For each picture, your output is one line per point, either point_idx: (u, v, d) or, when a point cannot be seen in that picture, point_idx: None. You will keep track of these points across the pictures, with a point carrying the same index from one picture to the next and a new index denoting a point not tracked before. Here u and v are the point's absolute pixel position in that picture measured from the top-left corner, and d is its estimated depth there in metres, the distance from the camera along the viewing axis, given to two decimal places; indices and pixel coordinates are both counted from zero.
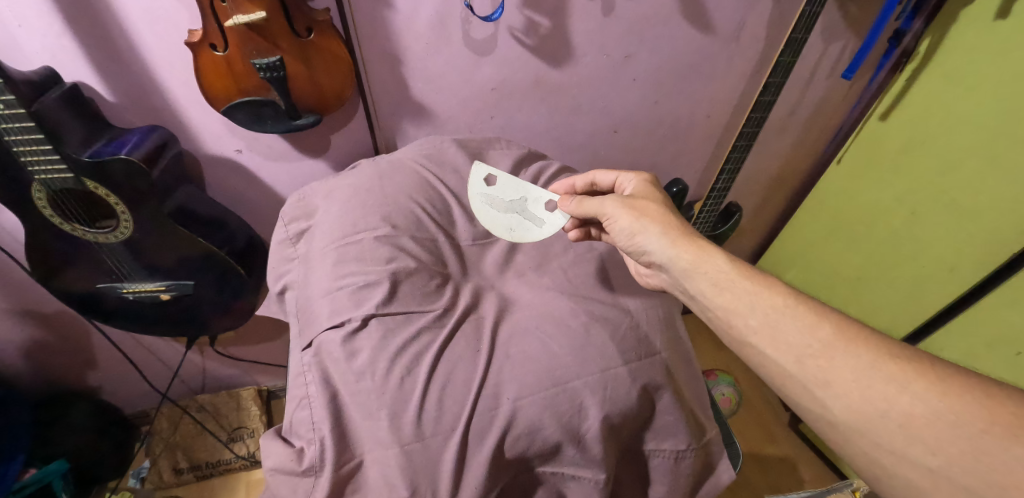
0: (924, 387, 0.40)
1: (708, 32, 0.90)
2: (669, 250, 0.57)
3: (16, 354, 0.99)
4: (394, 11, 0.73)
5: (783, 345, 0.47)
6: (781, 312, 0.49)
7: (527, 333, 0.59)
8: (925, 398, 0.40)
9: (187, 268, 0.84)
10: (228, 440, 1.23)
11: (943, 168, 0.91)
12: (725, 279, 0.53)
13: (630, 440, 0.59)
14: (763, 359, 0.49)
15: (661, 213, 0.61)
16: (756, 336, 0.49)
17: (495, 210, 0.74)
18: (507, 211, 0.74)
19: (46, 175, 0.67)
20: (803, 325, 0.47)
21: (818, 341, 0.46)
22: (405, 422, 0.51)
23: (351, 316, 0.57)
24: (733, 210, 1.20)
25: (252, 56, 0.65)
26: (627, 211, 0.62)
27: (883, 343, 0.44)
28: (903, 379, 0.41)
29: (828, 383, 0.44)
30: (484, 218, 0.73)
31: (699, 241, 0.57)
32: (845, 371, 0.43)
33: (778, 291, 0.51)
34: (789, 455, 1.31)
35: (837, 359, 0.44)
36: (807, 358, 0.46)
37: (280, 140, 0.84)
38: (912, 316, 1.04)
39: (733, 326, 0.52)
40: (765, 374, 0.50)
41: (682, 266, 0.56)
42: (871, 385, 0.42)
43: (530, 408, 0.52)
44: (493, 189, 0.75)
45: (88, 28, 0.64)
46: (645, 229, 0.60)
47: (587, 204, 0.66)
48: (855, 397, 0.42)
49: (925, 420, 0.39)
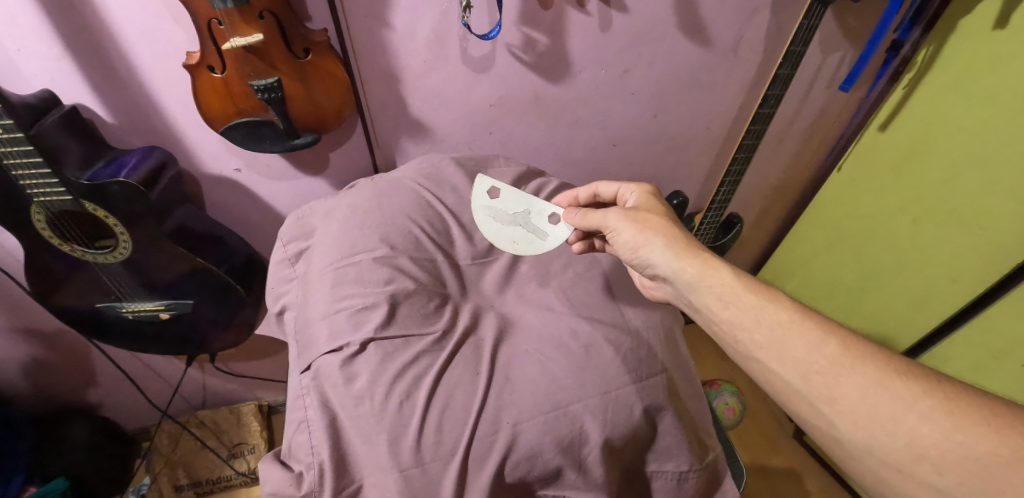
0: (931, 405, 0.40)
1: (706, 46, 0.89)
2: (672, 264, 0.57)
3: (16, 372, 0.99)
4: (392, 30, 0.74)
5: (788, 361, 0.47)
6: (786, 328, 0.48)
7: (528, 355, 0.59)
8: (933, 417, 0.39)
9: (185, 287, 0.83)
10: (228, 457, 1.22)
11: (945, 176, 0.90)
12: (731, 293, 0.52)
13: (632, 462, 0.58)
14: (768, 375, 0.49)
15: (664, 226, 0.60)
16: (762, 351, 0.49)
17: (497, 223, 0.72)
18: (510, 224, 0.72)
19: (45, 198, 0.67)
20: (808, 341, 0.47)
21: (825, 357, 0.45)
22: (404, 447, 0.50)
23: (350, 340, 0.57)
24: (733, 221, 1.20)
25: (250, 77, 0.65)
26: (630, 223, 0.61)
27: (889, 360, 0.44)
28: (910, 397, 0.41)
29: (834, 401, 0.43)
30: (485, 230, 0.72)
31: (703, 255, 0.57)
32: (851, 389, 0.43)
33: (783, 306, 0.50)
34: (793, 467, 1.29)
35: (842, 376, 0.43)
36: (813, 375, 0.45)
37: (279, 160, 0.84)
38: (917, 327, 1.03)
39: (738, 341, 0.51)
40: (771, 390, 0.49)
41: (687, 279, 0.56)
42: (878, 404, 0.41)
43: (531, 432, 0.52)
44: (497, 201, 0.74)
45: (88, 52, 0.64)
46: (648, 242, 0.59)
47: (591, 216, 0.65)
48: (861, 416, 0.42)
49: (933, 440, 0.39)
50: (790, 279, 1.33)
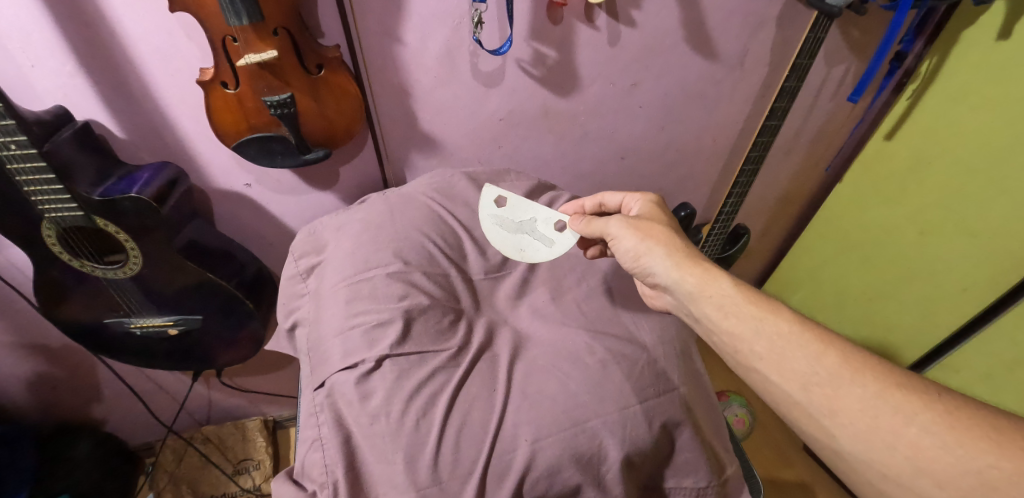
0: (932, 418, 0.39)
1: (714, 60, 0.90)
2: (673, 273, 0.57)
3: (21, 389, 0.98)
4: (403, 46, 0.74)
5: (789, 372, 0.46)
6: (788, 339, 0.48)
7: (544, 371, 0.59)
8: (933, 430, 0.39)
9: (194, 302, 0.83)
10: (234, 473, 1.22)
11: (952, 187, 0.90)
12: (731, 304, 0.52)
13: (650, 477, 0.57)
14: (767, 386, 0.48)
15: (666, 235, 0.60)
16: (762, 362, 0.48)
17: (504, 231, 0.73)
18: (517, 232, 0.73)
19: (56, 213, 0.66)
20: (809, 352, 0.46)
21: (825, 369, 0.45)
22: (422, 465, 0.49)
23: (364, 358, 0.56)
24: (741, 232, 1.20)
25: (264, 93, 0.65)
26: (632, 232, 0.61)
27: (891, 372, 0.43)
28: (910, 410, 0.40)
29: (834, 412, 0.43)
30: (493, 238, 0.73)
31: (705, 264, 0.56)
32: (852, 400, 0.42)
33: (785, 317, 0.50)
34: (805, 480, 1.28)
35: (843, 388, 0.43)
36: (813, 386, 0.44)
37: (289, 175, 0.84)
38: (928, 337, 1.03)
39: (739, 351, 0.50)
40: (771, 400, 0.49)
41: (688, 289, 0.56)
42: (878, 416, 0.41)
43: (550, 449, 0.51)
44: (503, 210, 0.75)
45: (102, 69, 0.64)
46: (649, 251, 0.59)
47: (594, 223, 0.66)
48: (861, 428, 0.41)
49: (933, 453, 0.38)
50: (797, 289, 1.33)
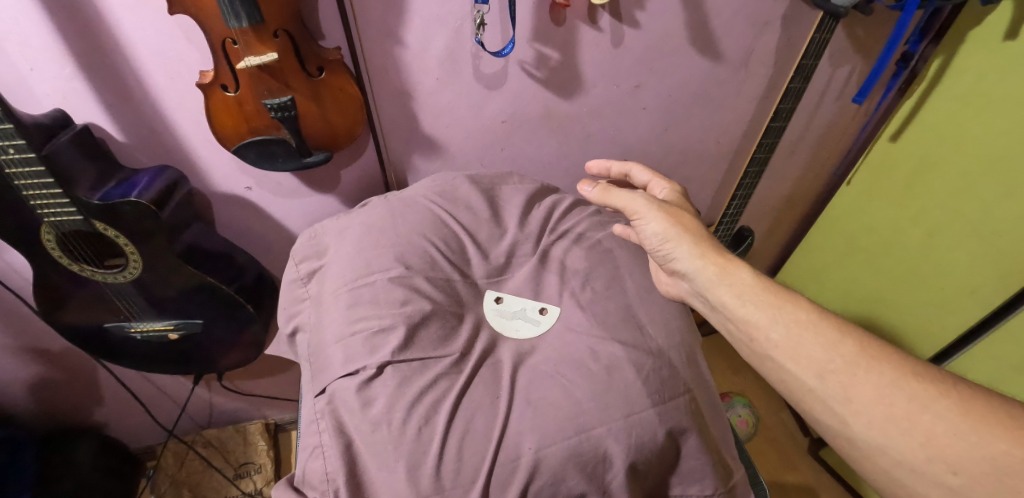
0: (947, 406, 0.40)
1: (719, 61, 0.89)
2: (695, 261, 0.56)
3: (21, 393, 0.98)
4: (405, 47, 0.73)
5: (804, 360, 0.47)
6: (804, 327, 0.48)
7: (549, 378, 0.58)
8: (948, 417, 0.40)
9: (194, 306, 0.82)
10: (234, 477, 1.23)
11: (959, 189, 0.89)
12: (749, 292, 0.52)
13: (654, 485, 0.57)
14: (782, 374, 0.48)
15: (693, 225, 0.59)
16: (778, 350, 0.48)
17: (503, 317, 0.67)
18: (509, 319, 0.67)
19: (56, 218, 0.66)
20: (825, 342, 0.46)
21: (841, 357, 0.45)
22: (423, 474, 0.49)
23: (366, 363, 0.56)
24: (744, 234, 1.23)
25: (264, 96, 0.65)
26: (660, 215, 0.59)
27: (906, 362, 0.44)
28: (924, 398, 0.41)
29: (849, 400, 0.43)
30: (494, 322, 0.67)
31: (726, 255, 0.56)
32: (867, 388, 0.43)
33: (801, 306, 0.50)
34: (809, 483, 1.27)
35: (859, 375, 0.44)
36: (828, 374, 0.45)
37: (290, 178, 0.84)
38: (934, 343, 1.01)
39: (754, 339, 0.51)
40: (783, 388, 0.49)
41: (708, 278, 0.55)
42: (892, 404, 0.42)
43: (553, 457, 0.50)
44: (505, 302, 0.69)
45: (100, 72, 0.64)
46: (677, 238, 0.58)
47: (615, 196, 0.63)
48: (876, 415, 0.42)
49: (947, 440, 0.39)
50: (805, 289, 1.32)
